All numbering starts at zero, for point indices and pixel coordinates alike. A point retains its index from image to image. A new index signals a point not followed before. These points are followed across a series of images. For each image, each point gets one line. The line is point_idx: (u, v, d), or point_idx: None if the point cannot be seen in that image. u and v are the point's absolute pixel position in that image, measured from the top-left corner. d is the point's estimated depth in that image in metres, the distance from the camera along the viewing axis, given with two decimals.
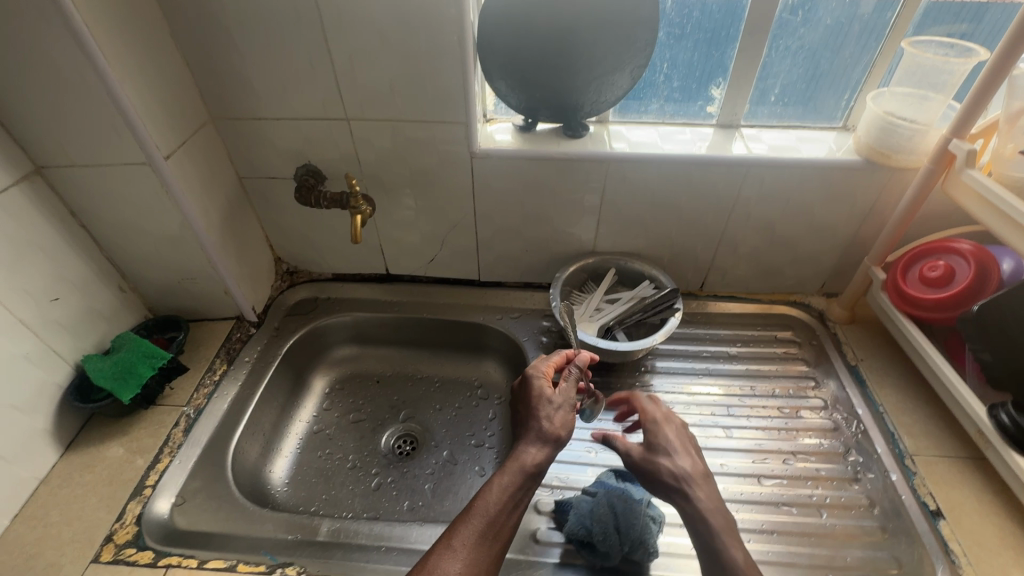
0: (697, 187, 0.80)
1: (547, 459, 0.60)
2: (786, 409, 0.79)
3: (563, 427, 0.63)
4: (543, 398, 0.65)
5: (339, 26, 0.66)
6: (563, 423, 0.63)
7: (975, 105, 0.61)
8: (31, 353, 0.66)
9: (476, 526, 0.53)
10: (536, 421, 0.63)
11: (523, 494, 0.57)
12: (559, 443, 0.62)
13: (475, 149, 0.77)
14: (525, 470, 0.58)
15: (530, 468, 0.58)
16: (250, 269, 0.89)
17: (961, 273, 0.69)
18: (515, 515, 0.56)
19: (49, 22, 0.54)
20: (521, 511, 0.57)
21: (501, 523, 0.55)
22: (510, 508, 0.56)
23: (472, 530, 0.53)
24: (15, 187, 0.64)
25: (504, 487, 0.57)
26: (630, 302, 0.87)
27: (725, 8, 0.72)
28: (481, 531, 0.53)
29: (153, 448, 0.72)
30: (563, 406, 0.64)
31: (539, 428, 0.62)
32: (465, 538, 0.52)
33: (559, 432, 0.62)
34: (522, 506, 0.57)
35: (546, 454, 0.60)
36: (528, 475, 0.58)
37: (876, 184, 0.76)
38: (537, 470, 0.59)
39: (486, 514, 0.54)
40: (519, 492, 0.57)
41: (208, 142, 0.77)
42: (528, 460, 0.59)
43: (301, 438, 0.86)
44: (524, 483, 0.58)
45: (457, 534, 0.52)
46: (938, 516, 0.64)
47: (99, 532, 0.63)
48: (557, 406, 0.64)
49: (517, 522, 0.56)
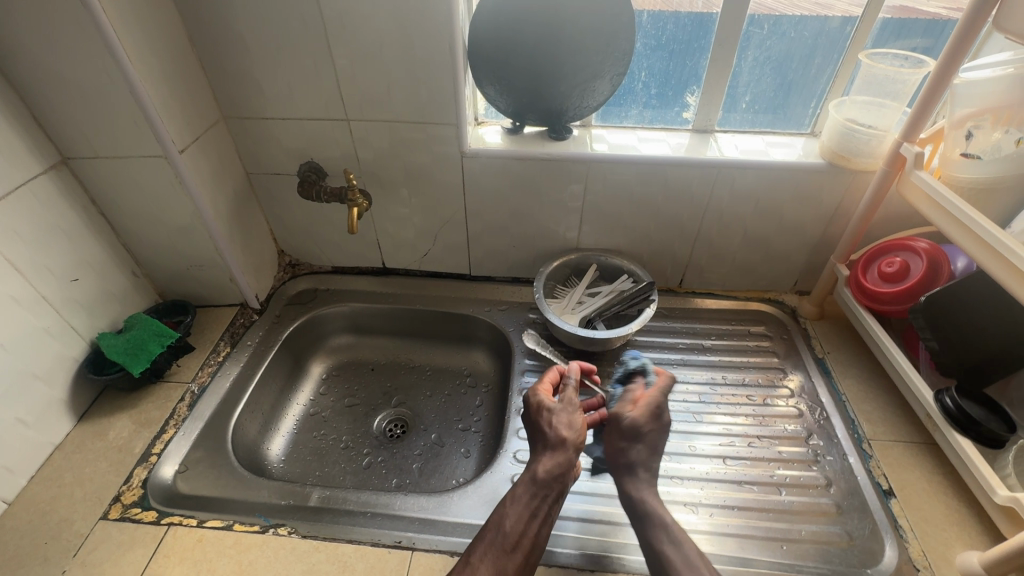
0: (672, 186, 0.85)
1: (559, 464, 0.63)
2: (755, 397, 0.83)
3: (571, 431, 0.66)
4: (542, 410, 0.68)
5: (341, 33, 0.73)
6: (567, 427, 0.66)
7: (921, 111, 0.67)
8: (52, 327, 0.72)
9: (493, 542, 0.57)
10: (542, 433, 0.66)
11: (540, 503, 0.61)
12: (571, 447, 0.64)
13: (465, 149, 0.83)
14: (537, 480, 0.62)
15: (541, 475, 0.62)
16: (255, 260, 0.95)
17: (916, 268, 0.74)
18: (536, 525, 0.59)
19: (81, 26, 0.61)
20: (543, 521, 0.60)
21: (520, 534, 0.58)
22: (526, 520, 0.59)
23: (490, 545, 0.57)
24: (44, 175, 0.70)
25: (518, 501, 0.61)
26: (610, 295, 0.92)
27: (696, 21, 0.78)
28: (498, 545, 0.57)
29: (159, 420, 0.77)
30: (563, 412, 0.68)
31: (545, 437, 0.66)
32: (483, 553, 0.56)
33: (570, 439, 0.65)
34: (542, 516, 0.60)
35: (557, 459, 0.63)
36: (543, 483, 0.62)
37: (840, 186, 0.81)
38: (551, 475, 0.62)
39: (502, 529, 0.58)
40: (533, 501, 0.60)
41: (219, 138, 0.83)
42: (538, 469, 0.63)
43: (298, 418, 0.91)
44: (538, 492, 0.61)
45: (475, 552, 0.57)
46: (889, 495, 0.69)
47: (108, 493, 0.69)
48: (556, 413, 0.67)
49: (541, 531, 0.59)
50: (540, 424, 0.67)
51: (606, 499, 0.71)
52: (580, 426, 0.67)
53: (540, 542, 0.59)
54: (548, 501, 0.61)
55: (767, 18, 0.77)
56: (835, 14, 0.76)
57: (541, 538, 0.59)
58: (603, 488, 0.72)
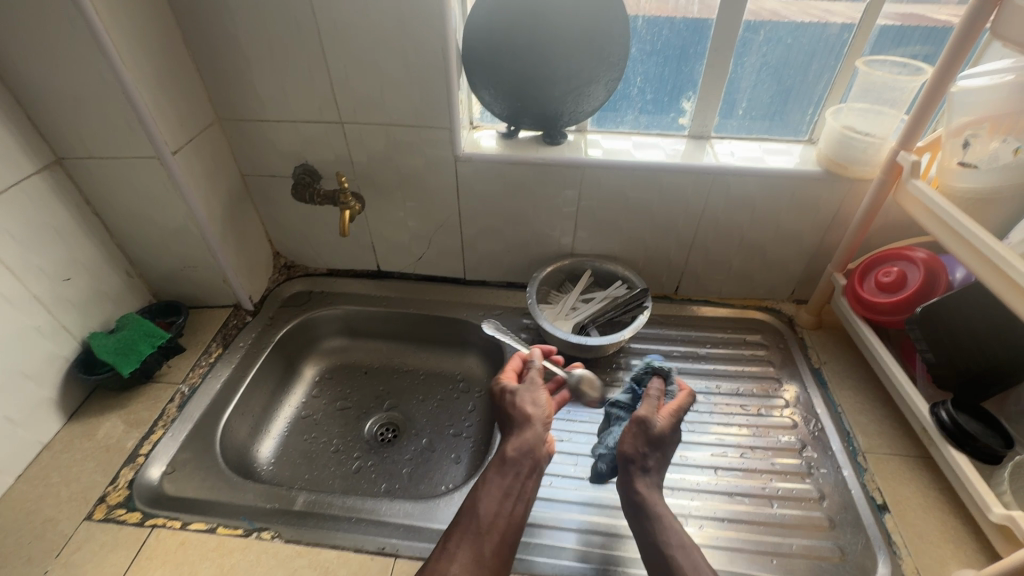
0: (667, 193, 0.84)
1: (526, 441, 0.65)
2: (750, 407, 0.82)
3: (536, 407, 0.67)
4: (506, 394, 0.70)
5: (334, 37, 0.73)
6: (533, 404, 0.68)
7: (918, 120, 0.65)
8: (43, 326, 0.72)
9: (468, 526, 0.58)
10: (508, 414, 0.68)
11: (511, 482, 0.62)
12: (538, 422, 0.66)
13: (459, 153, 0.83)
14: (506, 460, 0.64)
15: (510, 454, 0.64)
16: (249, 261, 0.95)
17: (913, 278, 0.73)
18: (510, 504, 0.60)
19: (74, 28, 0.61)
20: (517, 500, 0.61)
21: (495, 515, 0.59)
22: (499, 501, 0.60)
23: (465, 530, 0.57)
24: (37, 175, 0.71)
25: (491, 485, 0.62)
26: (604, 302, 0.91)
27: (691, 27, 0.78)
28: (473, 529, 0.57)
29: (148, 421, 0.77)
30: (527, 394, 0.69)
31: (512, 419, 0.67)
32: (458, 539, 0.57)
33: (535, 415, 0.67)
34: (515, 494, 0.62)
35: (526, 437, 0.65)
36: (512, 462, 0.64)
37: (837, 194, 0.80)
38: (519, 453, 0.64)
39: (476, 514, 0.59)
40: (505, 481, 0.62)
41: (213, 140, 0.83)
42: (506, 450, 0.64)
43: (290, 421, 0.91)
44: (509, 472, 0.63)
45: (450, 538, 0.57)
46: (883, 509, 0.67)
47: (94, 493, 0.68)
48: (521, 394, 0.69)
49: (517, 510, 0.60)
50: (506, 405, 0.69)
51: (591, 507, 0.70)
52: (545, 401, 0.69)
53: (517, 521, 0.60)
54: (521, 479, 0.63)
55: (763, 24, 0.76)
56: (835, 21, 0.76)
57: (516, 517, 0.60)
58: (589, 496, 0.71)
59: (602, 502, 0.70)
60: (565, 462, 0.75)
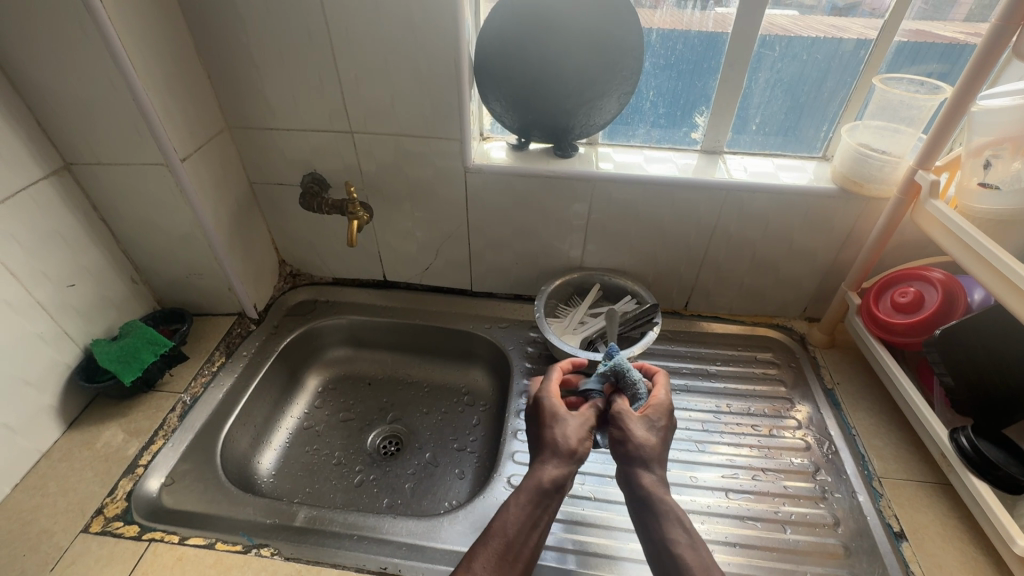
0: (679, 207, 0.83)
1: (562, 472, 0.59)
2: (761, 427, 0.80)
3: (576, 442, 0.61)
4: (555, 415, 0.63)
5: (347, 46, 0.73)
6: (577, 440, 0.61)
7: (938, 138, 0.64)
8: (45, 332, 0.71)
9: (494, 552, 0.54)
10: (551, 436, 0.62)
11: (540, 512, 0.57)
12: (568, 457, 0.60)
13: (469, 164, 0.82)
14: (541, 489, 0.58)
15: (545, 485, 0.58)
16: (255, 269, 0.94)
17: (930, 299, 0.72)
18: (534, 534, 0.56)
19: (87, 34, 0.61)
20: (540, 530, 0.57)
21: (520, 543, 0.55)
22: (527, 529, 0.56)
23: (491, 555, 0.53)
24: (45, 180, 0.70)
25: (521, 510, 0.57)
26: (612, 316, 0.90)
27: (705, 41, 0.77)
28: (499, 555, 0.53)
29: (149, 430, 0.76)
30: (578, 421, 0.63)
31: (556, 442, 0.61)
32: (482, 564, 0.52)
33: (571, 450, 0.60)
34: (540, 525, 0.57)
35: (562, 467, 0.59)
36: (545, 493, 0.58)
37: (852, 212, 0.79)
38: (553, 485, 0.58)
39: (504, 538, 0.55)
40: (536, 510, 0.57)
41: (223, 147, 0.83)
42: (542, 477, 0.58)
43: (291, 432, 0.89)
44: (540, 502, 0.57)
45: (476, 560, 0.53)
46: (900, 538, 0.66)
47: (91, 504, 0.67)
48: (568, 424, 0.62)
49: (537, 540, 0.57)
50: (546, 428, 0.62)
51: (600, 530, 0.68)
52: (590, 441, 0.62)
53: (535, 551, 0.56)
54: (547, 511, 0.58)
55: (779, 40, 0.76)
56: (850, 37, 0.75)
57: (535, 547, 0.57)
58: (596, 518, 0.70)
59: (612, 524, 0.69)
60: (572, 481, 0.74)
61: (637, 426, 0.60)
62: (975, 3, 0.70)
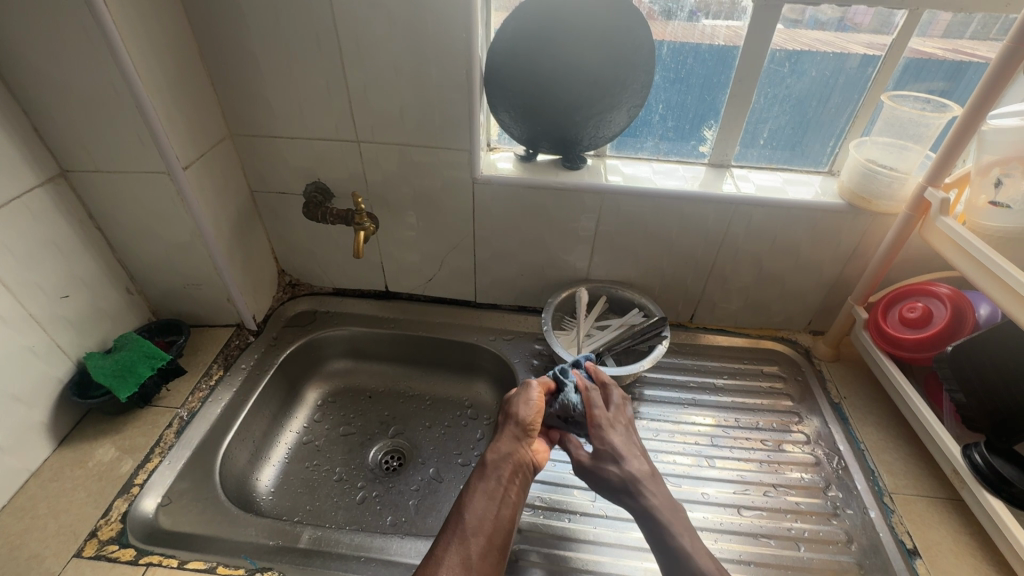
0: (687, 221, 0.83)
1: (506, 445, 0.63)
2: (770, 442, 0.80)
3: (525, 410, 0.66)
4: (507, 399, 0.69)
5: (356, 55, 0.71)
6: (521, 407, 0.66)
7: (948, 156, 0.65)
8: (36, 346, 0.68)
9: (455, 530, 0.56)
10: (501, 417, 0.68)
11: (494, 486, 0.60)
12: (517, 428, 0.65)
13: (478, 174, 0.81)
14: (488, 464, 0.62)
15: (491, 459, 0.62)
16: (254, 280, 0.92)
17: (938, 314, 0.72)
18: (496, 508, 0.58)
19: (91, 39, 0.59)
20: (503, 504, 0.59)
21: (481, 519, 0.57)
22: (486, 504, 0.58)
23: (452, 534, 0.55)
24: (40, 187, 0.68)
25: (476, 489, 0.60)
26: (619, 329, 0.89)
27: (716, 55, 0.77)
28: (459, 533, 0.55)
29: (144, 447, 0.73)
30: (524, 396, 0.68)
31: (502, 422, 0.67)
32: (444, 543, 0.55)
33: (521, 420, 0.65)
34: (500, 498, 0.59)
35: (506, 440, 0.64)
36: (494, 466, 0.62)
37: (859, 227, 0.79)
38: (500, 456, 0.63)
39: (461, 517, 0.57)
40: (488, 484, 0.60)
41: (225, 155, 0.81)
42: (487, 454, 0.63)
43: (291, 448, 0.87)
44: (491, 475, 0.61)
45: (438, 543, 0.55)
46: (914, 555, 0.65)
47: (84, 527, 0.64)
48: (514, 399, 0.68)
49: (502, 513, 0.58)
50: (502, 409, 0.69)
51: (611, 549, 0.67)
52: (537, 407, 0.66)
53: (505, 525, 0.58)
54: (503, 482, 0.61)
55: (789, 56, 0.76)
56: (853, 54, 0.75)
57: (503, 521, 0.58)
58: (607, 536, 0.68)
59: (624, 543, 0.67)
60: (582, 498, 0.72)
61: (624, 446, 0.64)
62: (951, 18, 0.71)
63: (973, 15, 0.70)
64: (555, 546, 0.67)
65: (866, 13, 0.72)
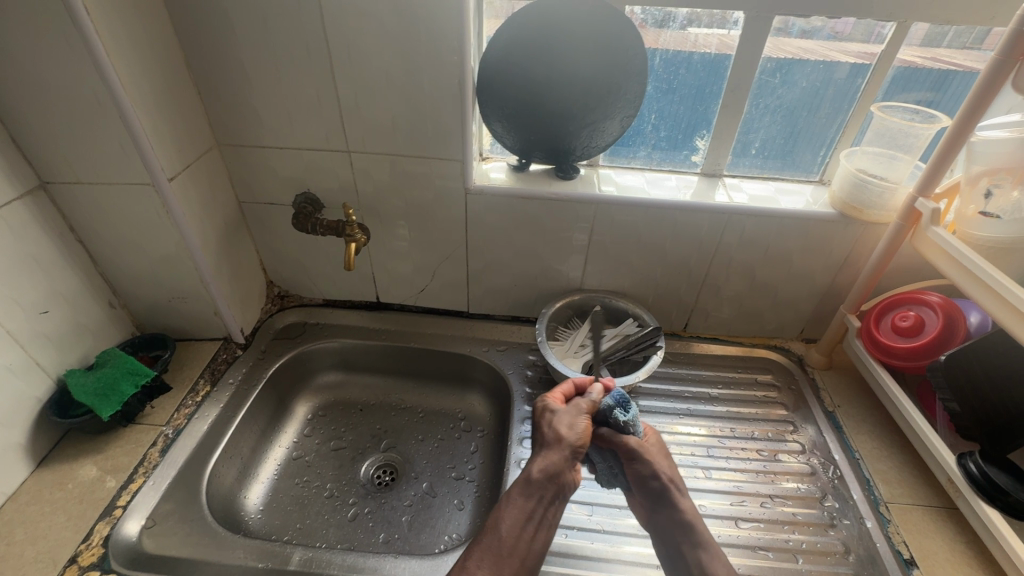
0: (681, 230, 0.83)
1: (554, 463, 0.62)
2: (765, 451, 0.80)
3: (573, 432, 0.64)
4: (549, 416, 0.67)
5: (347, 66, 0.71)
6: (568, 429, 0.64)
7: (939, 165, 0.65)
8: (13, 365, 0.66)
9: (491, 548, 0.56)
10: (546, 431, 0.65)
11: (534, 506, 0.59)
12: (568, 448, 0.63)
13: (470, 185, 0.81)
14: (532, 481, 0.61)
15: (536, 476, 0.61)
16: (242, 292, 0.90)
17: (931, 323, 0.73)
18: (531, 530, 0.58)
19: (73, 49, 0.58)
20: (538, 526, 0.59)
21: (516, 539, 0.57)
22: (523, 524, 0.58)
23: (485, 551, 0.55)
24: (19, 201, 0.66)
25: (513, 506, 0.59)
26: (614, 339, 0.89)
27: (708, 67, 0.78)
28: (494, 552, 0.55)
29: (128, 467, 0.71)
30: (574, 417, 0.66)
31: (546, 437, 0.65)
32: (478, 558, 0.55)
33: (571, 441, 0.64)
34: (537, 519, 0.59)
35: (555, 458, 0.62)
36: (537, 485, 0.60)
37: (851, 236, 0.80)
38: (546, 475, 0.61)
39: (498, 536, 0.57)
40: (530, 505, 0.59)
41: (212, 166, 0.79)
42: (532, 470, 0.62)
43: (280, 464, 0.85)
44: (532, 495, 0.60)
45: (470, 557, 0.55)
46: (911, 565, 0.65)
47: (63, 553, 0.62)
48: (558, 416, 0.66)
49: (536, 536, 0.58)
50: (545, 423, 0.67)
51: (608, 565, 0.66)
52: (584, 429, 0.65)
53: (537, 547, 0.58)
54: (544, 504, 0.60)
55: (779, 67, 0.76)
56: (844, 63, 0.76)
57: (537, 543, 0.58)
58: (604, 552, 0.67)
59: (622, 559, 0.66)
60: (579, 513, 0.71)
61: (662, 460, 0.67)
62: (930, 27, 0.72)
63: (949, 27, 0.71)
64: (553, 564, 0.65)
65: (847, 22, 0.72)
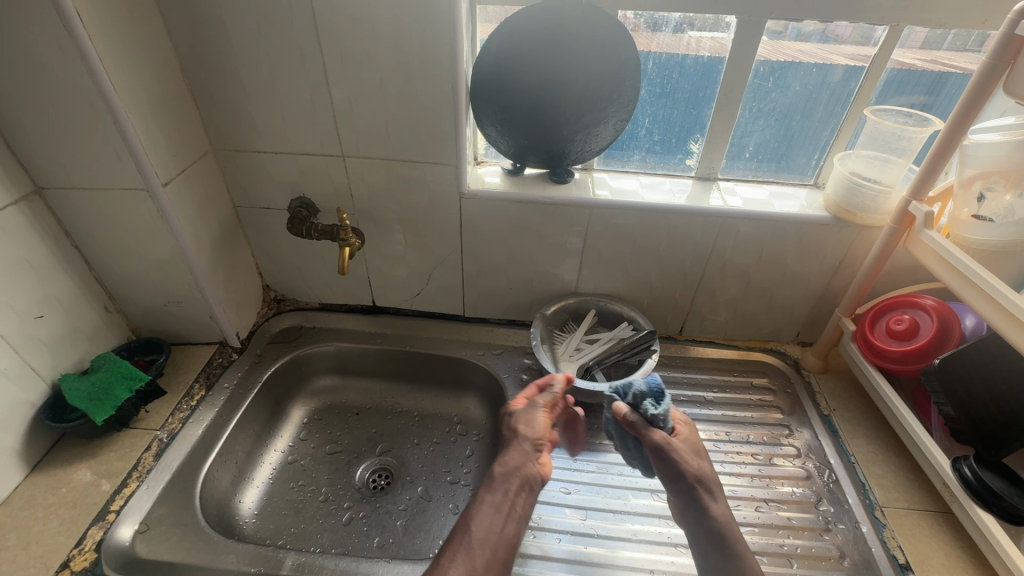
0: (675, 234, 0.83)
1: (514, 457, 0.63)
2: (760, 455, 0.80)
3: (530, 428, 0.67)
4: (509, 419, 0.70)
5: (341, 71, 0.71)
6: (525, 425, 0.68)
7: (932, 169, 0.65)
8: (8, 370, 0.66)
9: (461, 543, 0.54)
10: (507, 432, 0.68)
11: (502, 498, 0.59)
12: (525, 441, 0.65)
13: (464, 190, 0.81)
14: (495, 476, 0.61)
15: (497, 471, 0.62)
16: (237, 296, 0.90)
17: (925, 327, 0.73)
18: (503, 521, 0.56)
19: (67, 56, 0.58)
20: (509, 517, 0.57)
21: (488, 532, 0.55)
22: (495, 518, 0.57)
23: (456, 546, 0.53)
24: (14, 206, 0.66)
25: (482, 502, 0.58)
26: (609, 343, 0.89)
27: (701, 71, 0.78)
28: (464, 546, 0.53)
29: (122, 471, 0.71)
30: (530, 416, 0.69)
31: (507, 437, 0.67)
32: (450, 554, 0.53)
33: (529, 436, 0.66)
34: (507, 510, 0.58)
35: (515, 454, 0.64)
36: (501, 479, 0.61)
37: (845, 239, 0.80)
38: (508, 469, 0.62)
39: (468, 530, 0.55)
40: (498, 498, 0.59)
41: (206, 171, 0.79)
42: (495, 468, 0.63)
43: (275, 468, 0.85)
44: (498, 489, 0.60)
45: (443, 554, 0.53)
46: (906, 570, 0.65)
47: (56, 558, 0.62)
48: (517, 416, 0.69)
49: (508, 527, 0.56)
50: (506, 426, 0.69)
51: (602, 570, 0.66)
52: (540, 423, 0.67)
53: (511, 539, 0.56)
54: (510, 496, 0.59)
55: (773, 71, 0.77)
56: (838, 66, 0.76)
57: (508, 534, 0.56)
58: (598, 557, 0.67)
59: (616, 564, 0.66)
60: (573, 517, 0.71)
61: (693, 458, 0.62)
62: (929, 31, 0.72)
63: (950, 29, 0.71)
64: (546, 568, 0.65)
65: (847, 26, 0.72)
